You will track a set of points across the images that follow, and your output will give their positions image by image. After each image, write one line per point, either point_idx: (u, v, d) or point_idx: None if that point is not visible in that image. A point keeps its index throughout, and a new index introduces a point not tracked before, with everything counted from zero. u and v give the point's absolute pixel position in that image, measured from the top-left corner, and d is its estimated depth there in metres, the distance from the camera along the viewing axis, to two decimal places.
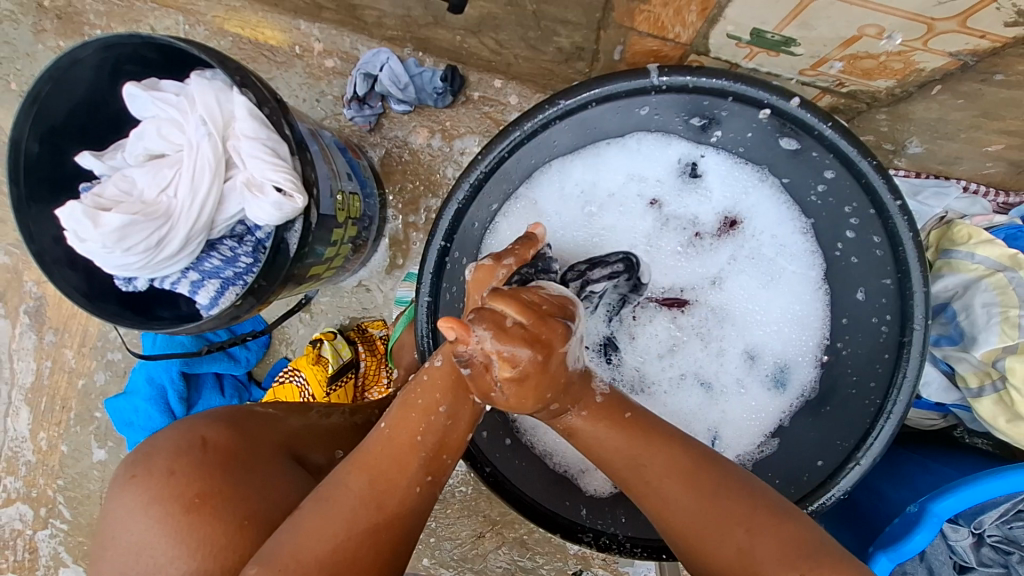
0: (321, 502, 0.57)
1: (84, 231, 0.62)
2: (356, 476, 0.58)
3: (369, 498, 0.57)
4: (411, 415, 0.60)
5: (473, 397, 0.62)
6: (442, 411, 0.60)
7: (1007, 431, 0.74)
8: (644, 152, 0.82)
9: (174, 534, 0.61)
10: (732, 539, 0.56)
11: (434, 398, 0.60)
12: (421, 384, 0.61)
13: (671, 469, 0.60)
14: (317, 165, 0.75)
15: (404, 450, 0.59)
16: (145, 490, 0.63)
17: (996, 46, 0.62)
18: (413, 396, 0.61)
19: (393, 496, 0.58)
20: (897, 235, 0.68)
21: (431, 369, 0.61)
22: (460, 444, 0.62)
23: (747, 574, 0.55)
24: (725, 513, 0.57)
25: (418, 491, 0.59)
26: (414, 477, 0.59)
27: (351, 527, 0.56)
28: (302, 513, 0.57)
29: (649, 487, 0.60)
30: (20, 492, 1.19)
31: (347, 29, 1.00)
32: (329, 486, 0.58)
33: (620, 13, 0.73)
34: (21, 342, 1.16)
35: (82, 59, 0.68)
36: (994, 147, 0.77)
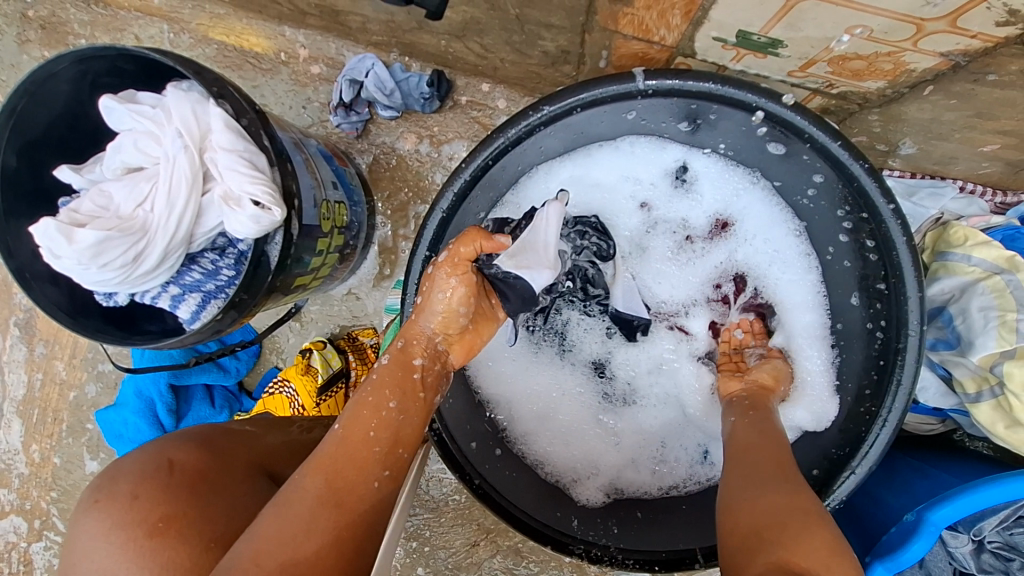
0: (277, 507, 0.55)
1: (59, 248, 0.61)
2: (312, 477, 0.57)
3: (326, 497, 0.56)
4: (362, 409, 0.63)
5: (419, 392, 0.66)
6: (392, 406, 0.64)
7: (1005, 437, 0.73)
8: (637, 154, 0.81)
9: (136, 559, 0.60)
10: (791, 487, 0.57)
11: (382, 398, 0.64)
12: (372, 383, 0.65)
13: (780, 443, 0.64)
14: (299, 175, 0.73)
15: (358, 449, 0.60)
16: (108, 516, 0.62)
17: (987, 47, 0.60)
18: (363, 396, 0.64)
19: (351, 492, 0.58)
20: (890, 240, 0.66)
21: (381, 370, 0.66)
22: (416, 439, 0.65)
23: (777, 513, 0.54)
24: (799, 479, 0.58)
25: (377, 487, 0.60)
26: (373, 473, 0.60)
27: (312, 526, 0.54)
28: (261, 522, 0.54)
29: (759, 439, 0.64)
30: (14, 504, 1.19)
31: (333, 35, 0.99)
32: (283, 490, 0.56)
33: (604, 17, 0.71)
34: (11, 355, 1.15)
35: (57, 72, 0.67)
36: (990, 147, 0.75)
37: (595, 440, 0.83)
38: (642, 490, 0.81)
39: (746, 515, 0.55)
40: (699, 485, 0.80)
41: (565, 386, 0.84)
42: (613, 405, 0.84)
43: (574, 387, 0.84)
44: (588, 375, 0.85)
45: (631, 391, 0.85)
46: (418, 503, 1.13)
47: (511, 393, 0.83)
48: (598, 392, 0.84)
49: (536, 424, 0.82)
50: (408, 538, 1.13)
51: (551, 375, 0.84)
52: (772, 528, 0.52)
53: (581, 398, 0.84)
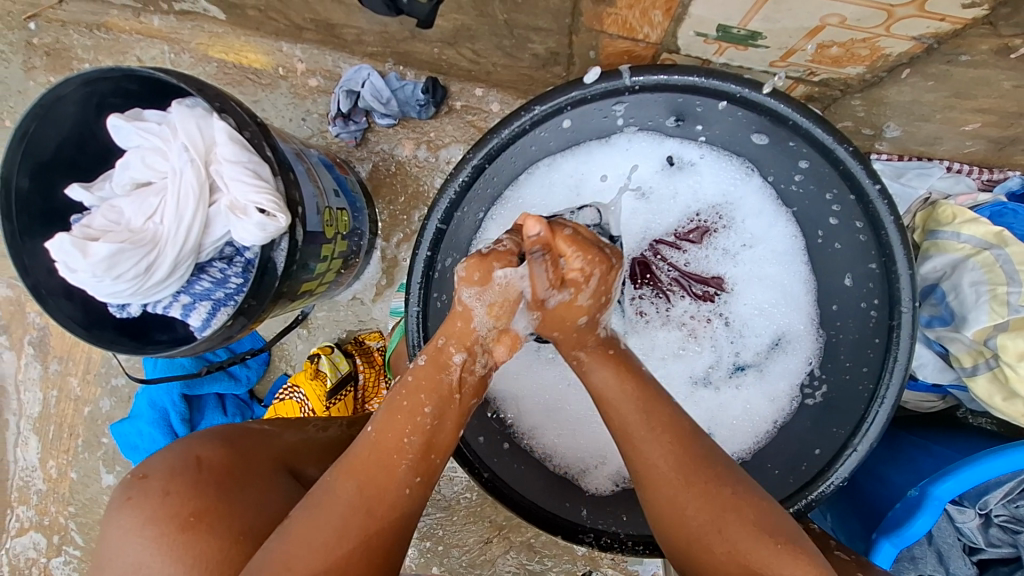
0: (311, 510, 0.58)
1: (74, 262, 0.64)
2: (344, 482, 0.59)
3: (358, 505, 0.58)
4: (400, 410, 0.61)
5: (459, 397, 0.63)
6: (427, 411, 0.62)
7: (1003, 409, 0.74)
8: (638, 149, 0.81)
9: (169, 552, 0.62)
10: (709, 499, 0.61)
11: (417, 404, 0.61)
12: (410, 385, 0.62)
13: (670, 428, 0.63)
14: (302, 184, 0.76)
15: (393, 455, 0.60)
16: (141, 511, 0.64)
17: (956, 28, 0.62)
18: (397, 399, 0.62)
19: (382, 501, 0.59)
20: (879, 220, 0.69)
21: (416, 370, 0.63)
22: (448, 443, 0.63)
23: (713, 537, 0.60)
24: (712, 472, 0.62)
25: (408, 493, 0.60)
26: (405, 478, 0.60)
27: (343, 530, 0.57)
28: (290, 525, 0.58)
29: (655, 444, 0.62)
30: (33, 520, 1.21)
31: (329, 48, 1.01)
32: (317, 493, 0.59)
33: (588, 17, 0.73)
34: (27, 373, 1.18)
35: (66, 93, 0.70)
36: (971, 126, 0.77)
37: (602, 429, 0.82)
38: None
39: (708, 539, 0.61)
40: None
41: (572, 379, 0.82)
42: None
43: None
44: None
45: None
46: (430, 503, 1.14)
47: (517, 389, 0.83)
48: None
49: (543, 418, 0.82)
50: (422, 538, 1.14)
51: (558, 372, 0.82)
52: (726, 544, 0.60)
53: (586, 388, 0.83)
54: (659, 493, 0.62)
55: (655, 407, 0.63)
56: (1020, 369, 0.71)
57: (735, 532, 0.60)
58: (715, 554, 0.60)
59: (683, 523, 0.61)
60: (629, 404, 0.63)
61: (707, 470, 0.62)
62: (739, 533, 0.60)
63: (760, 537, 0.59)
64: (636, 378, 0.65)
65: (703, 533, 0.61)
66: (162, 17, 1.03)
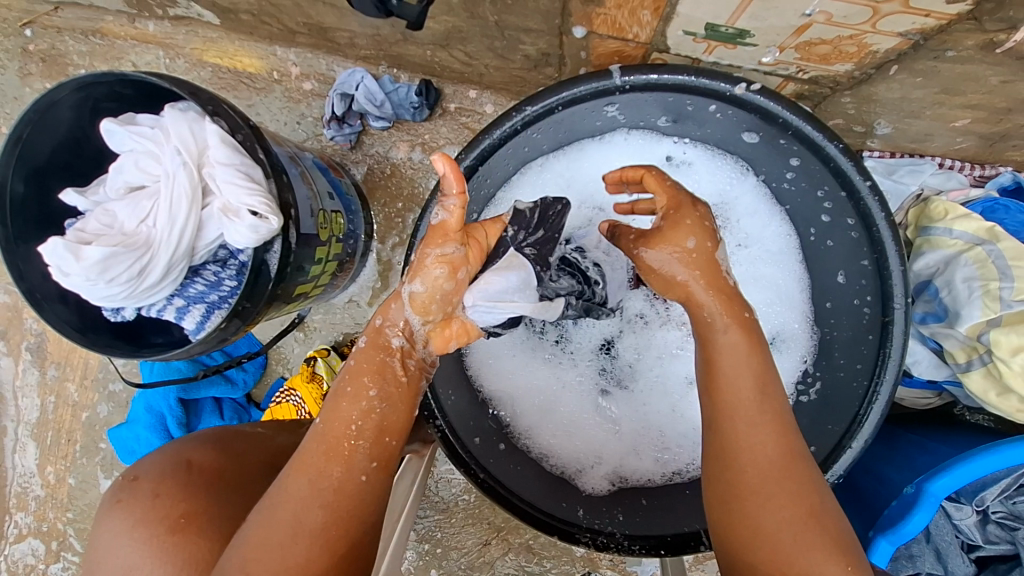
0: (263, 512, 0.57)
1: (67, 265, 0.64)
2: (294, 479, 0.57)
3: (310, 498, 0.56)
4: (344, 400, 0.61)
5: (405, 383, 0.63)
6: (373, 395, 0.61)
7: (998, 405, 0.74)
8: (631, 149, 0.82)
9: (158, 555, 0.62)
10: (795, 499, 0.56)
11: (359, 392, 0.61)
12: (357, 369, 0.62)
13: (778, 418, 0.59)
14: (295, 187, 0.76)
15: (345, 445, 0.59)
16: (131, 514, 0.64)
17: (942, 24, 0.62)
18: (341, 386, 0.61)
19: (336, 491, 0.57)
20: (870, 216, 0.69)
21: (357, 354, 0.63)
22: (403, 425, 0.63)
23: (787, 540, 0.55)
24: (806, 473, 0.58)
25: (364, 479, 0.59)
26: (360, 466, 0.59)
27: (300, 521, 0.56)
28: (247, 528, 0.57)
29: (761, 425, 0.59)
30: (32, 526, 1.21)
31: (323, 51, 1.02)
32: (270, 493, 0.58)
33: (578, 17, 0.73)
34: (25, 379, 1.18)
35: (59, 99, 0.70)
36: (961, 122, 0.77)
37: (598, 429, 0.83)
38: (647, 478, 0.81)
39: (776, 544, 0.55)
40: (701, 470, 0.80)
41: (565, 377, 0.84)
42: (610, 388, 0.84)
43: (573, 377, 0.84)
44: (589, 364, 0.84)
45: (630, 375, 0.84)
46: (428, 505, 1.14)
47: (513, 388, 0.83)
48: (598, 379, 0.84)
49: (539, 417, 0.82)
50: (421, 540, 1.14)
51: (552, 371, 0.84)
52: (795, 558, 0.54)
53: (581, 388, 0.84)
54: (743, 476, 0.58)
55: (771, 393, 0.60)
56: (1013, 363, 0.72)
57: (814, 543, 0.54)
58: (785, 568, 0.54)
59: (757, 514, 0.56)
60: (747, 381, 0.60)
61: (802, 470, 0.58)
62: (815, 545, 0.54)
63: (837, 556, 0.54)
64: (761, 363, 0.61)
65: (776, 531, 0.55)
66: (156, 22, 1.04)
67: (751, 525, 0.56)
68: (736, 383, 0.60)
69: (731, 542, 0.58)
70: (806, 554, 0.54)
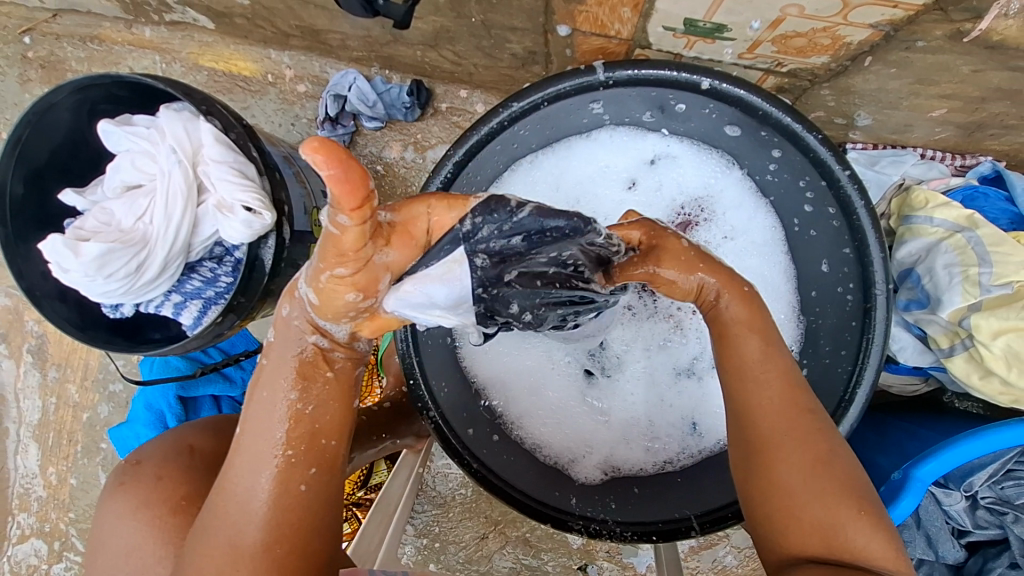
0: (201, 540, 0.56)
1: (66, 262, 0.66)
2: (224, 501, 0.56)
3: (245, 518, 0.55)
4: (260, 407, 0.56)
5: (329, 377, 0.57)
6: (294, 399, 0.56)
7: (980, 388, 0.77)
8: (617, 144, 0.82)
9: (161, 534, 0.64)
10: (807, 448, 0.59)
11: (276, 398, 0.56)
12: (268, 379, 0.56)
13: (784, 372, 0.62)
14: (289, 185, 0.78)
15: (279, 454, 0.56)
16: (135, 495, 0.66)
17: (910, 15, 0.64)
18: (257, 391, 0.57)
19: (274, 505, 0.55)
20: (850, 205, 0.71)
21: (272, 354, 0.57)
22: (339, 422, 0.59)
23: (798, 490, 0.58)
24: (817, 422, 0.61)
25: (305, 488, 0.57)
26: (297, 476, 0.56)
27: (240, 542, 0.54)
28: (189, 555, 0.56)
29: (766, 386, 0.61)
30: (34, 527, 1.23)
31: (316, 54, 1.04)
32: (207, 515, 0.57)
33: (561, 15, 0.75)
34: (26, 381, 1.20)
35: (57, 102, 0.72)
36: (938, 111, 0.79)
37: (587, 418, 0.83)
38: (638, 467, 0.82)
39: (790, 492, 0.59)
40: (691, 458, 0.81)
41: (557, 359, 0.84)
42: (599, 377, 0.84)
43: (563, 365, 0.84)
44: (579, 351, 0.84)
45: (617, 365, 0.84)
46: (425, 500, 1.15)
47: (504, 376, 0.84)
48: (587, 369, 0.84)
49: (530, 406, 0.83)
50: (419, 535, 1.15)
51: (543, 358, 0.84)
52: (809, 504, 0.58)
53: (569, 375, 0.84)
54: (755, 436, 0.61)
55: (774, 351, 0.62)
56: (993, 347, 0.75)
57: (828, 489, 0.58)
58: (800, 512, 0.58)
59: (771, 471, 0.59)
60: (751, 340, 0.62)
61: (814, 420, 0.60)
62: (827, 492, 0.58)
63: (849, 500, 0.57)
64: (761, 326, 0.63)
65: (789, 483, 0.59)
66: (153, 28, 1.06)
67: (765, 478, 0.60)
68: (739, 342, 0.62)
69: (750, 498, 0.61)
70: (819, 500, 0.58)
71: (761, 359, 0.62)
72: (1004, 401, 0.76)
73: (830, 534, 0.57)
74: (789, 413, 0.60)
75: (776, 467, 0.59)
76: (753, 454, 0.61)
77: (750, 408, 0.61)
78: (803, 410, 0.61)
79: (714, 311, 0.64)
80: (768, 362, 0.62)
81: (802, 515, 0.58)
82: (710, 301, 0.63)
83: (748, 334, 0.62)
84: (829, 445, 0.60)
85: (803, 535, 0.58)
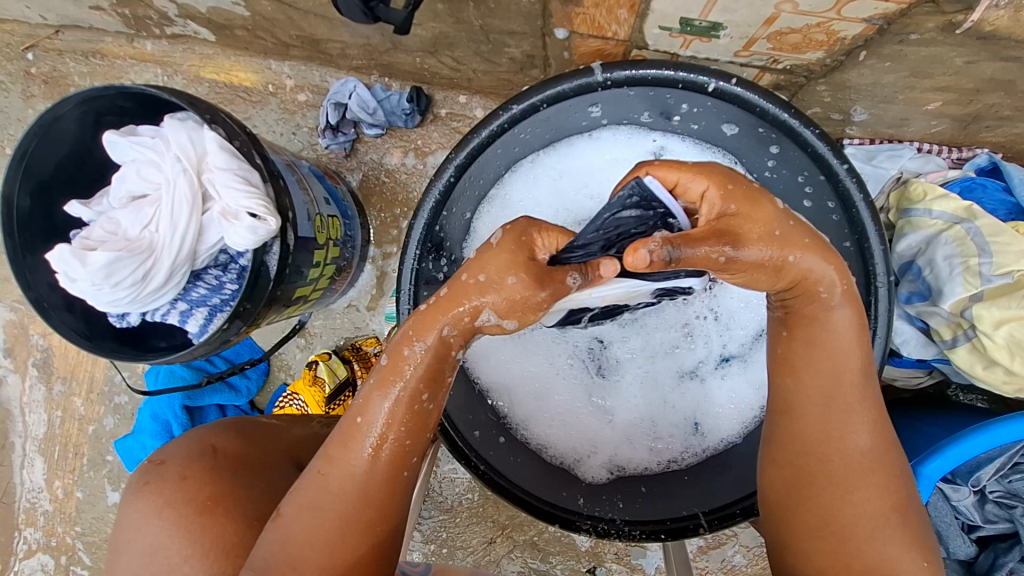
0: (306, 513, 0.59)
1: (74, 271, 0.67)
2: (336, 481, 0.59)
3: (357, 499, 0.59)
4: (376, 399, 0.59)
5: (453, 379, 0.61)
6: (425, 398, 0.59)
7: (985, 377, 0.78)
8: (619, 142, 0.81)
9: (188, 534, 0.65)
10: (877, 491, 0.61)
11: (405, 393, 0.58)
12: (395, 374, 0.58)
13: (875, 407, 0.62)
14: (293, 193, 0.79)
15: (388, 443, 0.59)
16: (159, 495, 0.67)
17: (902, 8, 0.64)
18: (385, 381, 0.58)
19: (382, 488, 0.60)
20: (850, 198, 0.71)
21: (412, 360, 0.58)
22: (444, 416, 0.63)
23: (858, 532, 0.60)
24: (895, 467, 0.61)
25: (407, 475, 0.61)
26: (406, 464, 0.61)
27: (347, 523, 0.59)
28: (287, 521, 0.59)
29: (855, 418, 0.61)
30: (41, 542, 1.22)
31: (316, 63, 1.05)
32: (312, 492, 0.60)
33: (559, 19, 0.76)
34: (32, 395, 1.20)
35: (63, 114, 0.73)
36: (933, 104, 0.80)
37: (592, 420, 0.83)
38: (643, 466, 0.81)
39: (847, 534, 0.60)
40: (695, 457, 0.81)
41: (558, 364, 0.83)
42: (604, 378, 0.83)
43: (567, 365, 0.83)
44: (581, 347, 0.83)
45: (617, 367, 0.83)
46: (432, 506, 1.15)
47: (509, 378, 0.83)
48: (596, 371, 0.83)
49: (536, 408, 0.83)
50: (426, 541, 1.15)
51: (548, 358, 0.83)
52: (867, 546, 0.60)
53: (573, 379, 0.83)
54: (823, 466, 0.61)
55: (871, 382, 0.62)
56: (995, 337, 0.75)
57: (889, 535, 0.60)
58: (857, 553, 0.60)
59: (835, 506, 0.61)
60: (850, 367, 0.61)
61: (893, 465, 0.61)
62: (887, 538, 0.60)
63: (909, 551, 0.60)
64: (864, 350, 0.62)
65: (852, 519, 0.60)
66: (154, 42, 1.08)
67: (826, 513, 0.61)
68: (835, 368, 0.61)
69: (798, 528, 0.62)
70: (875, 545, 0.60)
71: (856, 391, 0.61)
72: (1009, 390, 0.77)
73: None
74: (869, 454, 0.61)
75: (842, 505, 0.61)
76: (817, 487, 0.61)
77: (830, 438, 0.61)
78: (883, 453, 0.61)
79: (825, 313, 0.60)
80: (857, 397, 0.61)
81: (857, 557, 0.60)
82: (813, 291, 0.59)
83: (851, 362, 0.61)
84: (904, 494, 0.61)
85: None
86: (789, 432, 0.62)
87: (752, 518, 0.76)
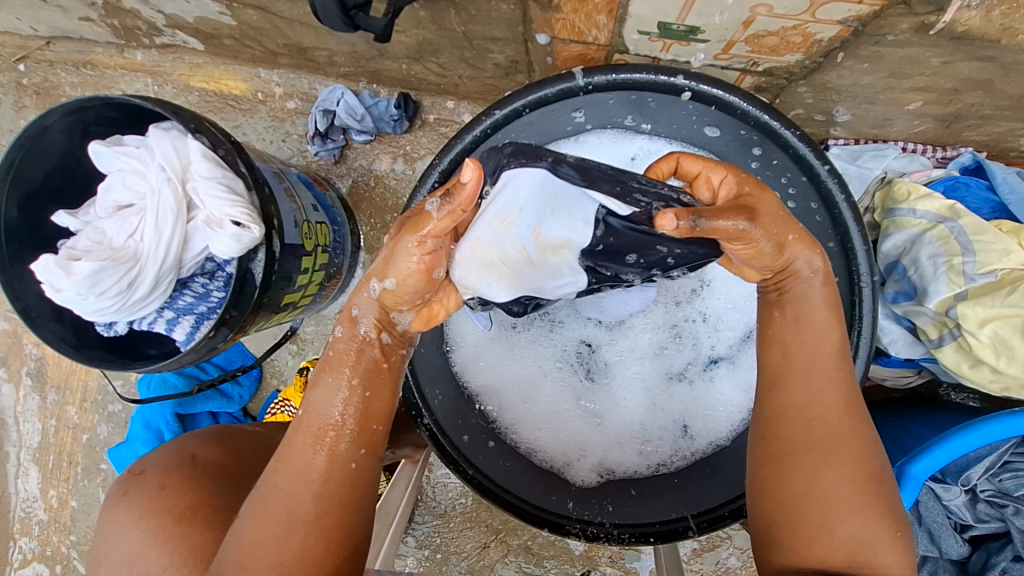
0: (255, 511, 0.60)
1: (58, 281, 0.67)
2: (283, 474, 0.60)
3: (302, 491, 0.59)
4: (323, 390, 0.61)
5: (384, 365, 0.63)
6: (355, 383, 0.61)
7: (971, 376, 0.78)
8: (605, 146, 0.78)
9: (166, 543, 0.65)
10: (850, 465, 0.60)
11: (339, 382, 0.61)
12: (330, 362, 0.62)
13: (837, 377, 0.63)
14: (279, 201, 0.79)
15: (329, 431, 0.61)
16: (138, 505, 0.68)
17: (876, 10, 0.65)
18: (322, 374, 0.62)
19: (327, 480, 0.60)
20: (832, 198, 0.71)
21: (335, 343, 0.62)
22: (387, 409, 0.64)
23: (835, 509, 0.60)
24: (864, 439, 0.62)
25: (354, 465, 0.62)
26: (348, 454, 0.61)
27: (292, 516, 0.59)
28: (241, 524, 0.60)
29: (819, 390, 0.62)
30: (36, 551, 1.23)
31: (305, 71, 1.06)
32: (263, 489, 0.60)
33: (539, 24, 0.77)
34: (26, 405, 1.20)
35: (49, 125, 0.73)
36: (914, 104, 0.80)
37: (579, 422, 0.82)
38: (632, 470, 0.81)
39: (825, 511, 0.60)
40: (685, 460, 0.81)
41: (547, 367, 0.83)
42: (593, 380, 0.83)
43: (555, 368, 0.83)
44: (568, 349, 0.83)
45: (606, 370, 0.83)
46: (426, 511, 1.15)
47: (497, 382, 0.83)
48: (585, 374, 0.83)
49: (525, 411, 0.83)
50: (420, 547, 1.15)
51: (537, 361, 0.83)
52: (844, 523, 0.60)
53: (561, 381, 0.83)
54: (794, 443, 0.62)
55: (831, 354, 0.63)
56: (981, 336, 0.75)
57: (866, 511, 0.60)
58: (835, 531, 0.60)
59: (811, 480, 0.61)
60: (815, 344, 0.63)
61: (862, 436, 0.62)
62: (863, 514, 0.60)
63: (883, 525, 0.60)
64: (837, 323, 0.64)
65: (831, 491, 0.60)
66: (144, 51, 1.08)
67: (802, 491, 0.61)
68: (800, 345, 0.63)
69: (774, 507, 0.62)
70: (850, 522, 0.59)
71: (818, 364, 0.63)
72: (995, 389, 0.77)
73: (856, 556, 0.60)
74: (838, 428, 0.61)
75: (816, 482, 0.61)
76: (790, 463, 0.62)
77: (799, 413, 0.62)
78: (854, 425, 0.61)
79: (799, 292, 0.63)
80: (818, 369, 0.63)
81: (835, 535, 0.60)
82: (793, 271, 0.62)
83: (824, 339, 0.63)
84: (875, 466, 0.61)
85: (829, 555, 0.60)
86: (776, 405, 0.63)
87: (741, 520, 0.77)
